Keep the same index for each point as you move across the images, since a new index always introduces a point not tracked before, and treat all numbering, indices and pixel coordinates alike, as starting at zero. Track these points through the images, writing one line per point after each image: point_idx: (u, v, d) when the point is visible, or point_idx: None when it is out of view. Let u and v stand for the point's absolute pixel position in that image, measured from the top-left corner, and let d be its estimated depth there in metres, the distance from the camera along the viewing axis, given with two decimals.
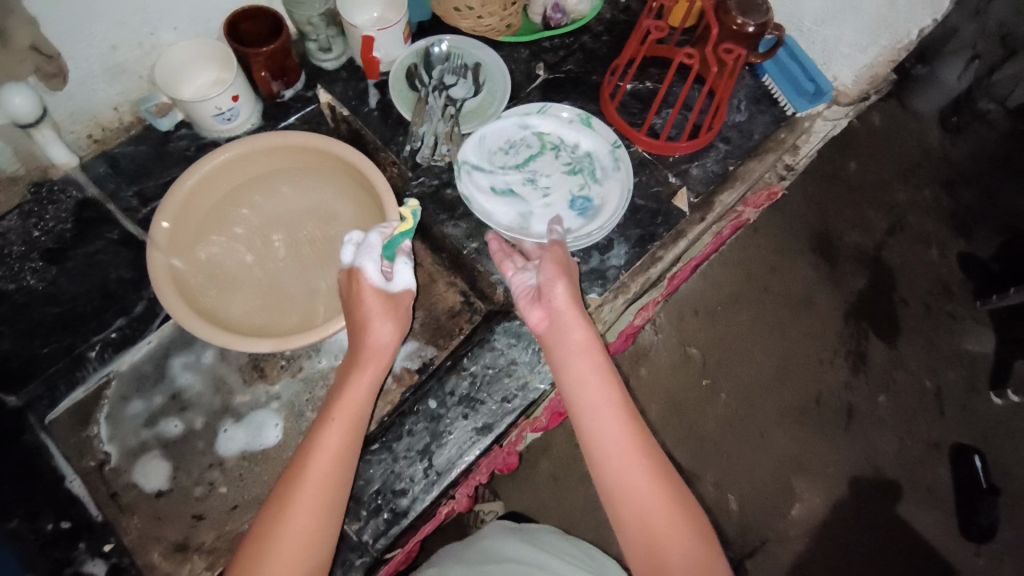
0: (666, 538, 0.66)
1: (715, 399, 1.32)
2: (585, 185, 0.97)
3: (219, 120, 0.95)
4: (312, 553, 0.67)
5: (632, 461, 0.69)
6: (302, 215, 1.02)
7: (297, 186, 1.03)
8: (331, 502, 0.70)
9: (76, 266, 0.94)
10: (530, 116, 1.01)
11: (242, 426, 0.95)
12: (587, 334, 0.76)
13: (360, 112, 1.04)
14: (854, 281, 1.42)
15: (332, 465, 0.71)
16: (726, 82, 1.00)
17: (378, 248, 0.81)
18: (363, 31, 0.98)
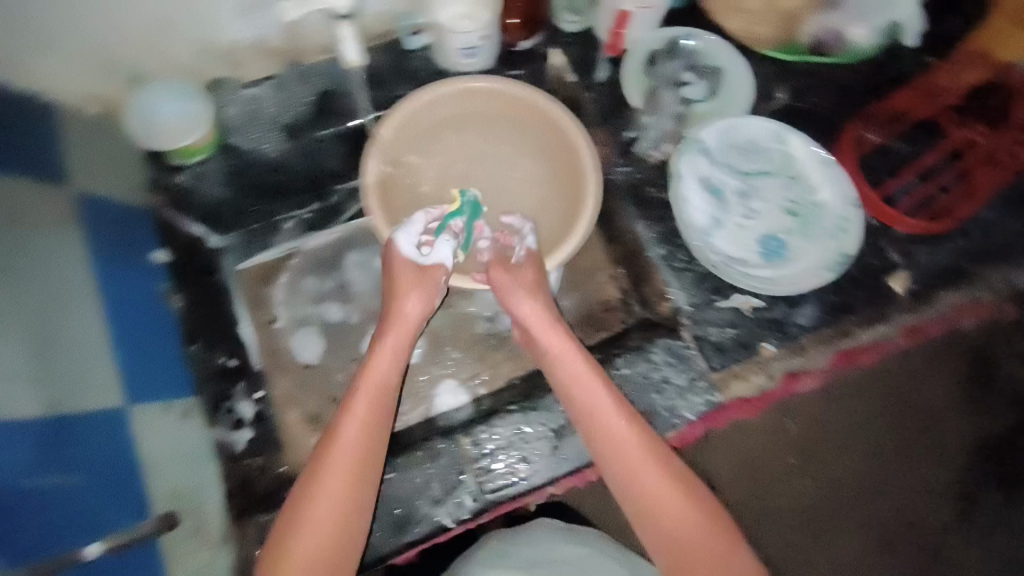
0: (679, 528, 0.70)
1: (796, 485, 0.99)
2: (788, 232, 0.89)
3: (461, 55, 0.96)
4: (348, 520, 0.70)
5: (630, 446, 0.75)
6: (496, 167, 1.00)
7: (499, 137, 1.01)
8: (360, 483, 0.72)
9: (303, 146, 0.99)
10: (790, 135, 0.92)
11: (387, 336, 1.03)
12: (576, 351, 0.82)
13: (586, 81, 1.01)
14: (1001, 417, 1.01)
15: (357, 447, 0.73)
16: (991, 178, 0.97)
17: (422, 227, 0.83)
18: (621, 6, 0.92)
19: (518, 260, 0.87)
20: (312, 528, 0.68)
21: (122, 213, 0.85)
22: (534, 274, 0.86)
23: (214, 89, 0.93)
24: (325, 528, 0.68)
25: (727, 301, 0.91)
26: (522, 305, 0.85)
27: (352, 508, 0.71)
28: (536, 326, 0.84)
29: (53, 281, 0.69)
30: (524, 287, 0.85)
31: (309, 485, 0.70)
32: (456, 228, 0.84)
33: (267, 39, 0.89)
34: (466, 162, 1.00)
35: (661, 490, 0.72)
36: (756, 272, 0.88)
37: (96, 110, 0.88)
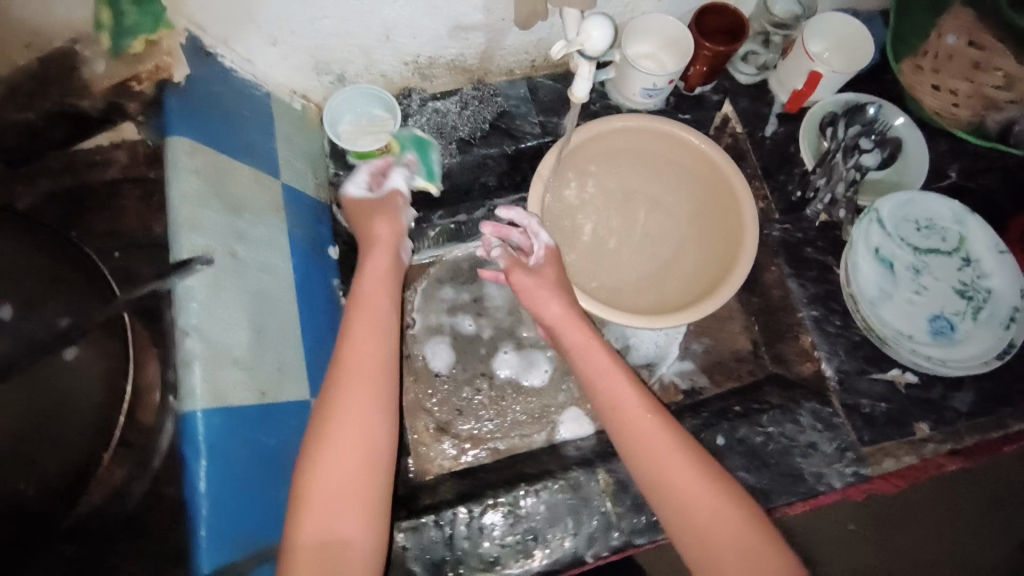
0: (713, 532, 0.66)
1: (858, 551, 1.06)
2: (958, 313, 0.88)
3: (642, 94, 0.99)
4: (371, 455, 0.65)
5: (652, 443, 0.72)
6: (650, 205, 1.04)
7: (656, 178, 1.04)
8: (379, 381, 0.69)
9: (471, 161, 1.01)
10: (966, 216, 0.91)
11: (514, 357, 1.03)
12: (598, 345, 0.81)
13: (754, 136, 1.03)
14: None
15: (374, 349, 0.70)
16: None
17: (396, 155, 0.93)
18: (815, 67, 0.95)
19: (538, 256, 0.89)
20: (343, 421, 0.65)
21: (311, 209, 0.89)
22: (559, 274, 0.88)
23: (403, 97, 0.99)
24: (344, 465, 0.64)
25: (881, 373, 0.90)
26: (547, 302, 0.85)
27: (375, 445, 0.66)
28: (562, 323, 0.84)
29: (266, 271, 0.74)
30: (547, 285, 0.86)
31: (335, 389, 0.67)
32: (412, 160, 0.93)
33: (466, 59, 0.95)
34: (622, 197, 1.04)
35: (690, 488, 0.68)
36: (924, 349, 0.86)
37: (300, 103, 0.93)
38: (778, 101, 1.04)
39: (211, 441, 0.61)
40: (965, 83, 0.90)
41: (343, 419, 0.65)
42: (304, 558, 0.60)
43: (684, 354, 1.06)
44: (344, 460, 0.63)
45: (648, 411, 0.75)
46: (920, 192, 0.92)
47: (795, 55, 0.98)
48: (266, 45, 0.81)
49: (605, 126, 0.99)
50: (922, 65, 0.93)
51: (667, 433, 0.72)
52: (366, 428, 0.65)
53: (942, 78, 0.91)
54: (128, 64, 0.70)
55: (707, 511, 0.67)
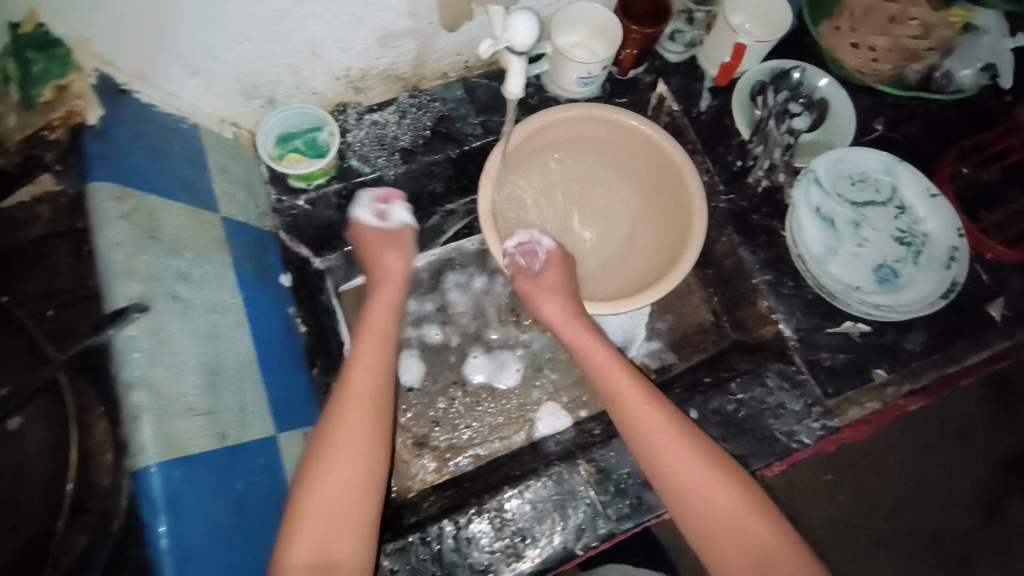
0: (724, 524, 0.69)
1: (830, 498, 1.10)
2: (900, 260, 0.92)
3: (577, 84, 1.00)
4: (353, 509, 0.67)
5: (666, 434, 0.75)
6: (597, 192, 1.05)
7: (600, 163, 1.04)
8: (382, 402, 0.75)
9: (417, 170, 1.00)
10: (897, 165, 0.95)
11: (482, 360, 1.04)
12: (606, 348, 0.86)
13: (691, 112, 1.05)
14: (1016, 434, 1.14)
15: (378, 374, 0.77)
16: None
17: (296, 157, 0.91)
18: (739, 39, 0.96)
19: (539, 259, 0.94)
20: (340, 463, 0.69)
21: (256, 239, 0.86)
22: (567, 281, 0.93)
23: (338, 114, 0.96)
24: (331, 504, 0.66)
25: (837, 327, 0.93)
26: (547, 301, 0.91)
27: (360, 497, 0.68)
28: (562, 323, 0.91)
29: (214, 309, 0.71)
30: (547, 291, 0.91)
31: (338, 406, 0.73)
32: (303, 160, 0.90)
33: (398, 68, 0.94)
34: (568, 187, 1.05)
35: (701, 479, 0.72)
36: (872, 300, 0.90)
37: (231, 132, 0.89)
38: (707, 75, 1.06)
39: (173, 496, 0.57)
40: None
41: (342, 439, 0.70)
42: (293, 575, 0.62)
43: (651, 335, 1.07)
44: (346, 479, 0.68)
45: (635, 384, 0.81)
46: (852, 147, 0.96)
47: (718, 30, 1.00)
48: (185, 75, 0.77)
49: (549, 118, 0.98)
50: None
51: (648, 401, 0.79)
52: (362, 453, 0.70)
53: None
54: (37, 114, 0.67)
55: (691, 467, 0.73)
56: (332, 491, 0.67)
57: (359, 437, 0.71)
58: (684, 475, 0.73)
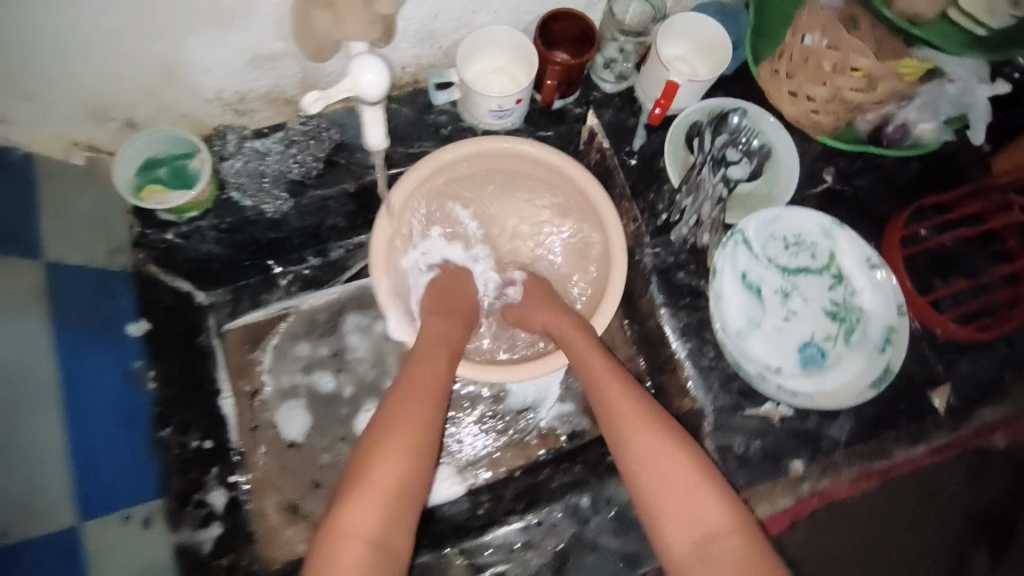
0: (713, 535, 0.63)
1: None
2: (830, 338, 0.83)
3: (492, 117, 0.89)
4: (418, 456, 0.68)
5: (646, 442, 0.69)
6: (516, 229, 0.96)
7: (520, 198, 0.94)
8: (436, 406, 0.73)
9: (309, 205, 0.90)
10: (837, 230, 0.85)
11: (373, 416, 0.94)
12: (593, 346, 0.78)
13: (621, 151, 0.94)
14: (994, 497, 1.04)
15: (436, 383, 0.76)
16: None
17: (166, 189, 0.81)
18: (671, 77, 0.87)
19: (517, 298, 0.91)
20: (394, 448, 0.68)
21: (99, 284, 0.77)
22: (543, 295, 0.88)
23: (216, 138, 0.84)
24: (399, 470, 0.66)
25: (756, 408, 0.84)
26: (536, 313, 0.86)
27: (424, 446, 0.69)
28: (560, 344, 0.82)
29: (16, 377, 0.62)
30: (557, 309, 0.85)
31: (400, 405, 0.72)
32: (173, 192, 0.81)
33: (285, 90, 0.81)
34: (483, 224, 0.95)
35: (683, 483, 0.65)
36: (794, 385, 0.80)
37: (81, 158, 0.79)
38: (644, 110, 0.95)
39: None
40: (821, 87, 0.76)
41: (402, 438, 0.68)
42: (356, 547, 0.62)
43: (565, 395, 0.98)
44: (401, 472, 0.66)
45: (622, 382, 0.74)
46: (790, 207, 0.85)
47: (651, 63, 0.89)
48: (12, 99, 0.67)
49: (456, 154, 0.87)
50: (779, 68, 0.80)
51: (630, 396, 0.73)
52: (418, 453, 0.69)
53: (798, 84, 0.78)
54: None
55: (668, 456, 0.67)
56: (402, 473, 0.67)
57: (419, 436, 0.70)
58: (656, 473, 0.66)
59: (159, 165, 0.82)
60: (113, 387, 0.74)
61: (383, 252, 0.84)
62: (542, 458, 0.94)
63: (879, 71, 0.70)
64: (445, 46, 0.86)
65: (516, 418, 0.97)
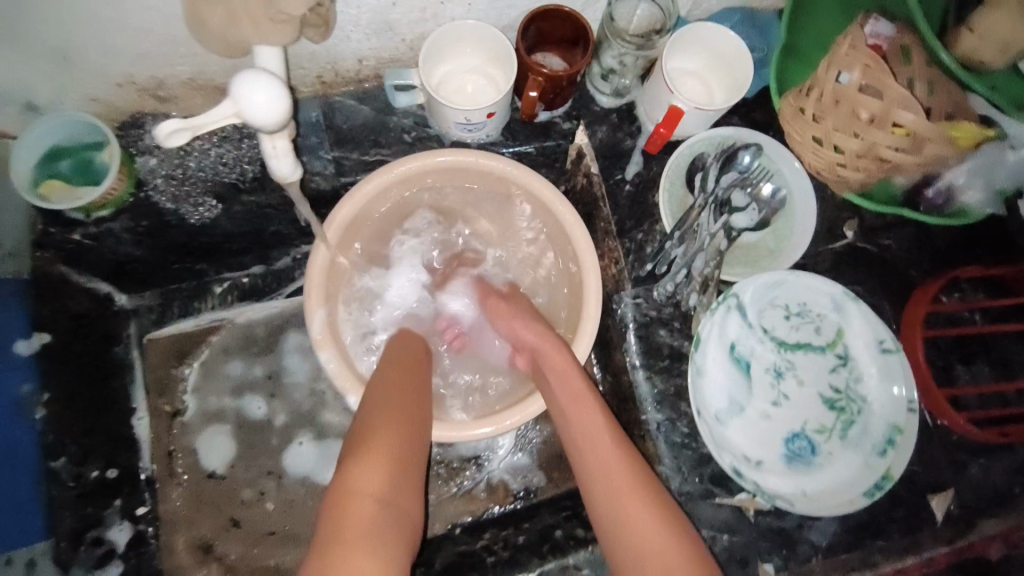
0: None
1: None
2: (825, 429, 0.71)
3: (460, 129, 0.76)
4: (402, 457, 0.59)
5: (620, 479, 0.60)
6: (481, 259, 0.83)
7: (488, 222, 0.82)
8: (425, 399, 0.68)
9: (244, 211, 0.79)
10: (848, 304, 0.73)
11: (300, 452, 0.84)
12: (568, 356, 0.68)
13: (611, 179, 0.81)
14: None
15: (420, 377, 0.70)
16: None
17: (73, 188, 0.70)
18: (675, 102, 0.73)
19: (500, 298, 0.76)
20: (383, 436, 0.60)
21: None
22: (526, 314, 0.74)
23: (133, 127, 0.72)
24: (383, 471, 0.57)
25: (729, 497, 0.73)
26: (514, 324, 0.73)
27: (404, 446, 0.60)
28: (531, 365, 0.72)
29: None
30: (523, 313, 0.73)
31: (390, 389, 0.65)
32: (82, 190, 0.69)
33: (210, 76, 0.69)
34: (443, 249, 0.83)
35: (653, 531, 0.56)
36: (774, 484, 0.69)
37: None
38: (643, 132, 0.82)
39: None
40: (853, 140, 0.63)
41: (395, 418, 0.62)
42: (364, 508, 0.54)
43: (521, 446, 0.88)
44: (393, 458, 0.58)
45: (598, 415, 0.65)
46: (796, 272, 0.73)
47: (654, 81, 0.75)
48: None
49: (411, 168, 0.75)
50: (804, 107, 0.66)
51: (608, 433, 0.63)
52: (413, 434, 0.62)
53: (826, 131, 0.65)
54: None
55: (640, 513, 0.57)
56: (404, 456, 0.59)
57: (411, 423, 0.63)
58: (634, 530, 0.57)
59: (62, 161, 0.70)
60: None
61: (320, 279, 0.72)
62: (488, 515, 0.85)
63: (927, 131, 0.58)
64: (408, 39, 0.73)
65: (464, 466, 0.87)
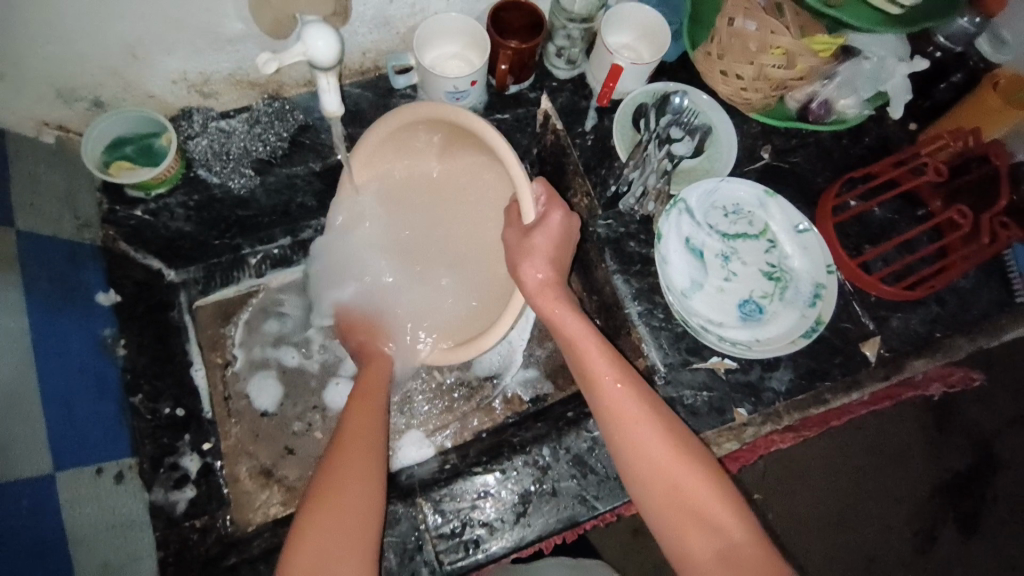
0: (699, 523, 0.64)
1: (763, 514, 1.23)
2: (767, 295, 0.89)
3: (449, 98, 0.95)
4: (344, 517, 0.64)
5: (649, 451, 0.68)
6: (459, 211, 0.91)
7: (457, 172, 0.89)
8: (375, 442, 0.71)
9: (275, 183, 0.93)
10: (770, 198, 0.93)
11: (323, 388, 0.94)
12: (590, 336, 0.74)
13: (574, 132, 1.01)
14: (957, 458, 1.27)
15: (371, 430, 0.72)
16: (981, 254, 0.92)
17: (135, 167, 0.84)
18: (615, 61, 0.94)
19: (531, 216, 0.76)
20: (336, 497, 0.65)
21: (68, 255, 0.78)
22: (558, 245, 0.75)
23: (181, 119, 0.89)
24: (317, 551, 0.61)
25: (702, 362, 0.90)
26: (538, 239, 0.73)
27: (353, 507, 0.65)
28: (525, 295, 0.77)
29: None
30: (541, 257, 0.74)
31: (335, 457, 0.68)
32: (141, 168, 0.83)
33: (247, 71, 0.86)
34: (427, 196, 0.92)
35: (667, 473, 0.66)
36: (733, 335, 0.87)
37: (51, 136, 0.82)
38: (593, 94, 1.02)
39: None
40: (749, 66, 0.85)
41: (337, 497, 0.64)
42: None
43: (528, 361, 1.01)
44: (337, 510, 0.64)
45: (616, 366, 0.72)
46: (728, 177, 0.94)
47: (596, 49, 0.97)
48: None
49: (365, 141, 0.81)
50: (711, 52, 0.88)
51: (629, 393, 0.71)
52: (361, 482, 0.66)
53: (728, 64, 0.86)
54: None
55: (661, 451, 0.67)
56: (354, 504, 0.65)
57: (364, 470, 0.67)
58: (677, 489, 0.66)
59: (126, 147, 0.85)
60: (80, 353, 0.75)
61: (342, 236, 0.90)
62: (507, 420, 0.97)
63: (796, 49, 0.81)
64: (402, 32, 0.93)
65: (483, 384, 0.99)
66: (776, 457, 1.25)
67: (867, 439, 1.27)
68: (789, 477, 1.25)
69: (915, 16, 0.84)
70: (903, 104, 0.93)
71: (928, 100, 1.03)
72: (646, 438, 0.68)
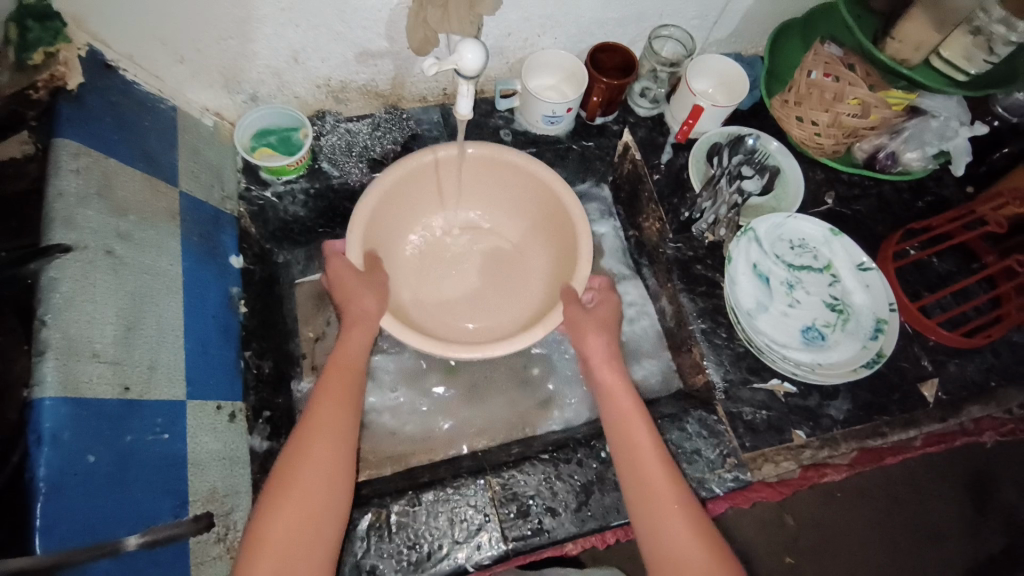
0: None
1: None
2: (826, 324, 0.95)
3: (545, 121, 1.06)
4: (311, 523, 0.67)
5: (666, 513, 0.71)
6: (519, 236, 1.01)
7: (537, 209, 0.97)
8: (346, 442, 0.73)
9: None
10: (835, 236, 1.00)
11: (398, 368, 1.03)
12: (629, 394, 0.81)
13: (651, 162, 1.10)
14: (994, 538, 1.24)
15: (335, 435, 0.72)
16: None
17: (273, 151, 0.97)
18: (697, 101, 1.03)
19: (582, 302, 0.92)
20: (293, 500, 0.67)
21: (213, 217, 0.90)
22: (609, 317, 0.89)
23: (316, 118, 1.03)
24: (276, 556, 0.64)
25: (762, 383, 0.94)
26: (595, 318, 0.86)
27: (321, 508, 0.68)
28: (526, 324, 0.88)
29: (148, 272, 0.74)
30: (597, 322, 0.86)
31: (294, 459, 0.69)
32: (273, 154, 0.96)
33: (377, 84, 1.00)
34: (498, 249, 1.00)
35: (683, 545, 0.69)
36: (796, 357, 0.92)
37: (210, 119, 0.96)
38: (671, 131, 1.12)
39: (59, 431, 0.58)
40: (824, 114, 0.98)
41: (298, 498, 0.67)
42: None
43: None
44: (293, 515, 0.66)
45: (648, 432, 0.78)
46: (797, 214, 1.01)
47: (681, 91, 1.06)
48: (172, 62, 0.85)
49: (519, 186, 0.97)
50: (787, 99, 1.03)
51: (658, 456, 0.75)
52: (332, 478, 0.70)
53: (805, 111, 1.00)
54: (25, 73, 0.71)
55: (675, 520, 0.70)
56: (317, 510, 0.67)
57: (332, 473, 0.70)
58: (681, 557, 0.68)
59: (271, 133, 0.98)
60: (215, 302, 0.86)
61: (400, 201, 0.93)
62: (566, 422, 1.01)
63: (871, 99, 0.93)
64: (511, 61, 1.07)
65: (546, 385, 1.04)
66: (820, 505, 1.24)
67: (911, 499, 1.25)
68: (833, 530, 1.22)
69: (980, 82, 0.93)
70: (964, 163, 0.99)
71: (985, 166, 1.10)
72: (665, 504, 0.72)
